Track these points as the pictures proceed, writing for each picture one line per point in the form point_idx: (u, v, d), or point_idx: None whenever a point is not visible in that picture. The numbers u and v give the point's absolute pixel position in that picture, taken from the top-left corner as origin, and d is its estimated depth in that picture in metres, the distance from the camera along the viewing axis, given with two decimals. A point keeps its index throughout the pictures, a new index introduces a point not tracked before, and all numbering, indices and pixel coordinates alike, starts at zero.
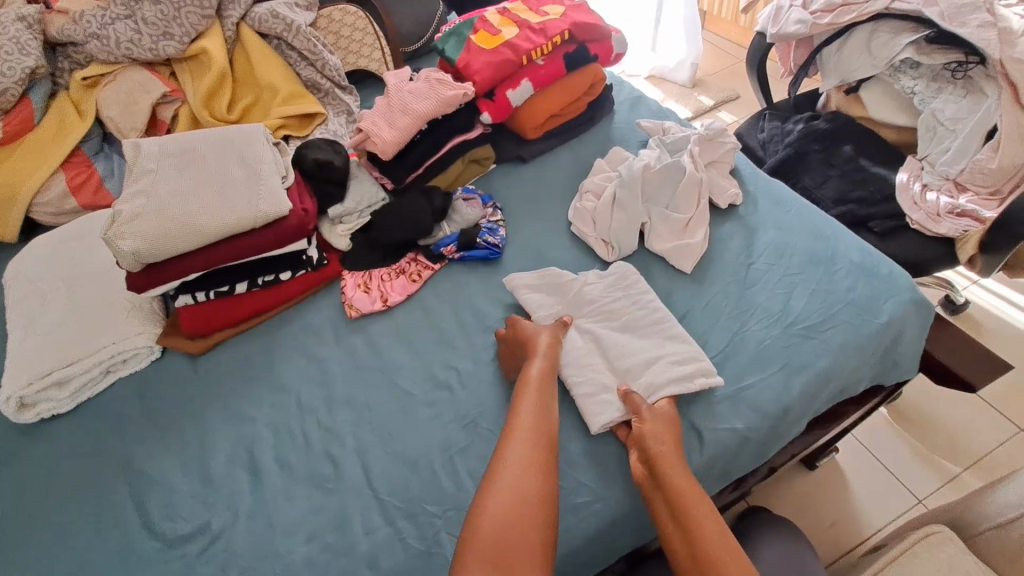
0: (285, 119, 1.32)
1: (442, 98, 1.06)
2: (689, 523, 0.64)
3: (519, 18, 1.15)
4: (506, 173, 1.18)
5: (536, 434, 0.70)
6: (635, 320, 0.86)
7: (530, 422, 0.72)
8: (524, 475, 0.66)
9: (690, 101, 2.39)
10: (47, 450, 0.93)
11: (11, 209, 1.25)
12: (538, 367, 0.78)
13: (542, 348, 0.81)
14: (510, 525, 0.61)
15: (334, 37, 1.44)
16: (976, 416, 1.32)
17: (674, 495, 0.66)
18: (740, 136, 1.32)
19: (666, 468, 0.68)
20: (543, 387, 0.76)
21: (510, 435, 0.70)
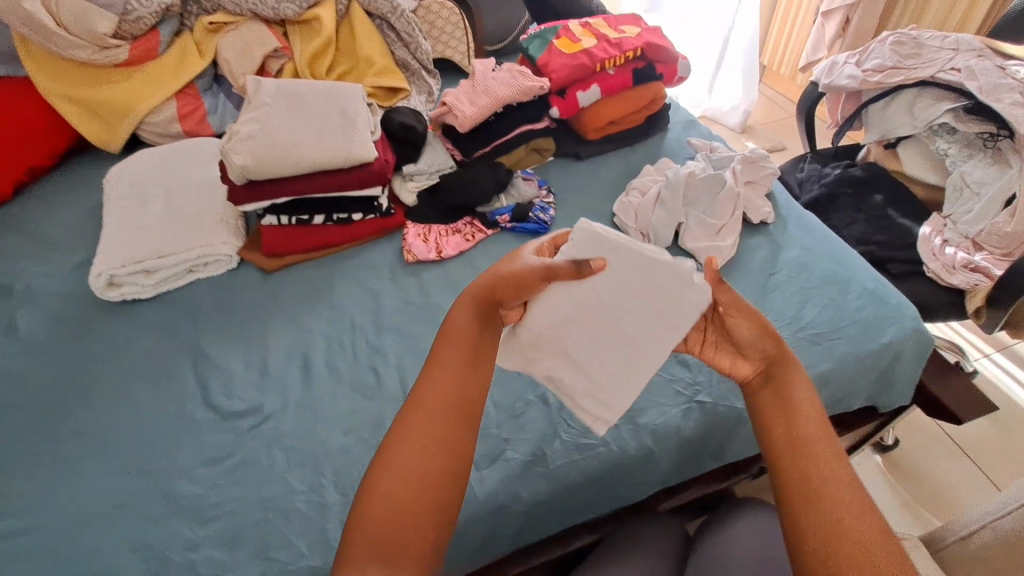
0: (373, 89, 1.49)
1: (521, 87, 1.19)
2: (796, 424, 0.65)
3: (599, 32, 1.29)
4: (562, 166, 1.31)
5: (447, 408, 0.63)
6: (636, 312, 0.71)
7: (433, 425, 0.62)
8: (416, 469, 0.60)
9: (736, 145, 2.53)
10: (129, 324, 1.07)
11: (124, 121, 1.43)
12: (455, 346, 0.67)
13: (461, 328, 0.68)
14: (402, 516, 0.57)
15: (429, 26, 1.60)
16: (965, 475, 1.37)
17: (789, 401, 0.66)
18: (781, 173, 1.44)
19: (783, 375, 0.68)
20: (464, 361, 0.66)
21: (413, 412, 0.63)
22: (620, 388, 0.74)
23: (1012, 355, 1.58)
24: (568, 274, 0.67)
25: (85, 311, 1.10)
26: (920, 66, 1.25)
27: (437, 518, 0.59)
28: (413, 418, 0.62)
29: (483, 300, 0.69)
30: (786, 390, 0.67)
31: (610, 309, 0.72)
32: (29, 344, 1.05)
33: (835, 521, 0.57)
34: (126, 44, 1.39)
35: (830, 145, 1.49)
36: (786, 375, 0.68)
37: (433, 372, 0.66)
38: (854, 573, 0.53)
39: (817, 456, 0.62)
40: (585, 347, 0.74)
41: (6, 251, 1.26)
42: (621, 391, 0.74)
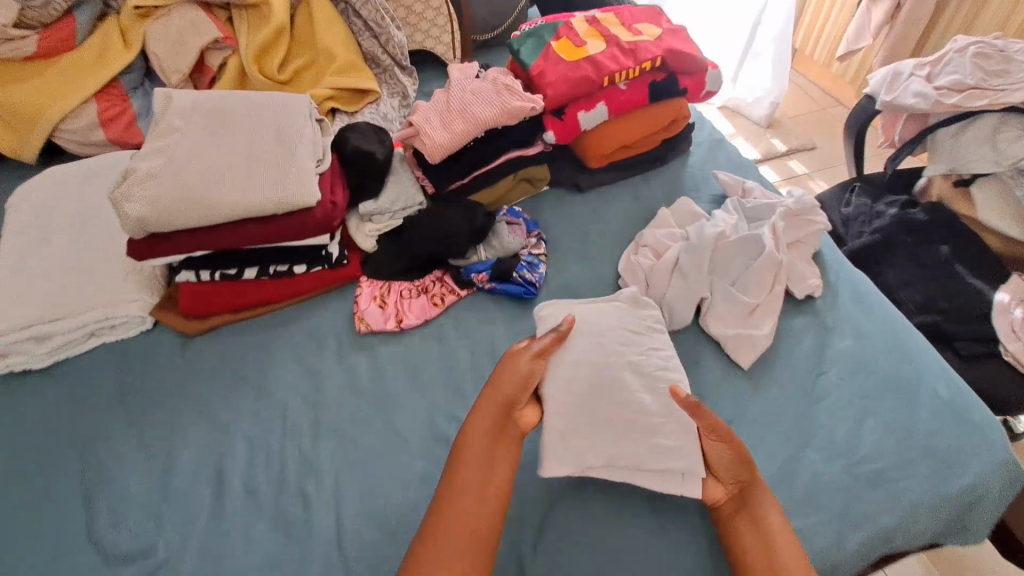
0: (336, 91, 1.23)
1: (507, 108, 0.93)
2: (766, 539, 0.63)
3: (609, 32, 1.02)
4: (556, 203, 1.08)
5: (474, 526, 0.62)
6: (629, 341, 0.76)
7: (450, 554, 0.59)
8: None
9: (760, 143, 2.25)
10: (16, 405, 0.87)
11: (35, 128, 1.19)
12: (476, 453, 0.66)
13: (484, 422, 0.68)
14: None
15: (405, 11, 1.33)
16: None
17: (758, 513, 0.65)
18: (823, 205, 1.24)
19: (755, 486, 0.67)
20: (488, 466, 0.66)
21: (437, 526, 0.61)
22: (676, 430, 0.70)
23: None
24: (553, 338, 0.73)
25: None
26: (1009, 87, 0.99)
27: None
28: (443, 535, 0.60)
29: (500, 404, 0.69)
30: (760, 514, 0.65)
31: (609, 351, 0.74)
32: None
33: None
34: (34, 35, 1.15)
35: (882, 171, 1.24)
36: (757, 491, 0.67)
37: (457, 483, 0.64)
38: None
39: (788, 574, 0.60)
40: (622, 392, 0.71)
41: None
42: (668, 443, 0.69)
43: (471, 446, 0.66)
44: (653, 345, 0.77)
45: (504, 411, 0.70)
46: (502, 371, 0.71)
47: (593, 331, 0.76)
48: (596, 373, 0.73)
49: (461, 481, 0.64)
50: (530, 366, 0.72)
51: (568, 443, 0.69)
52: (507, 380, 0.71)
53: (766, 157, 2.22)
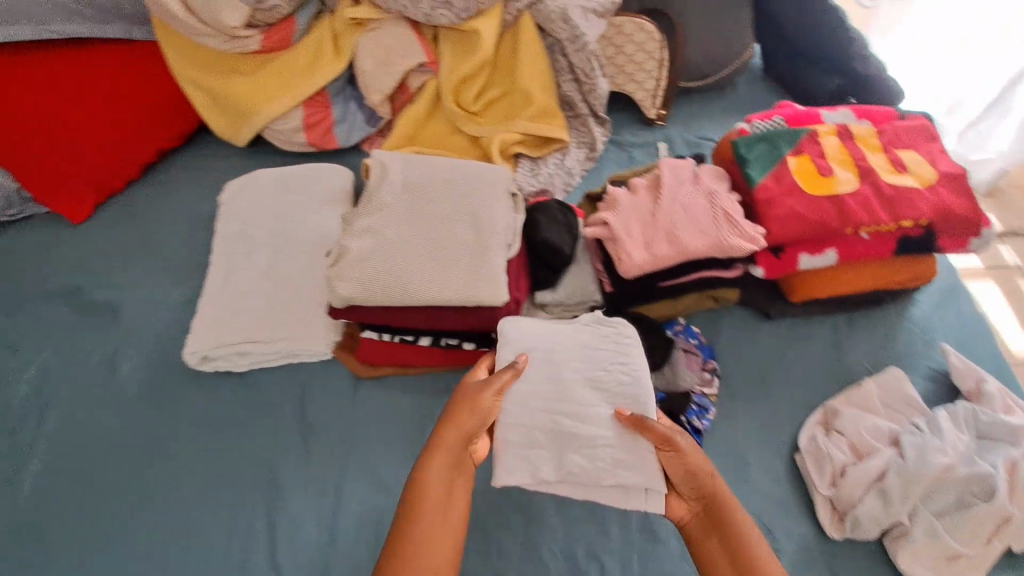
0: (525, 135, 1.19)
1: (720, 242, 0.84)
2: (738, 557, 0.69)
3: (864, 163, 0.87)
4: (739, 325, 1.00)
5: (453, 516, 0.72)
6: (592, 359, 0.82)
7: (433, 535, 0.69)
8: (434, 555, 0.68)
9: None
10: (220, 409, 1.01)
11: (247, 123, 1.24)
12: (439, 471, 0.72)
13: (446, 439, 0.74)
14: None
15: (613, 51, 1.22)
16: None
17: (728, 533, 0.71)
18: None
19: (726, 500, 0.73)
20: (449, 472, 0.73)
21: (410, 521, 0.69)
22: (632, 447, 0.76)
23: None
24: (512, 374, 0.77)
25: (181, 372, 1.06)
26: None
27: None
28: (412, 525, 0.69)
29: (463, 433, 0.75)
30: (732, 526, 0.71)
31: (563, 370, 0.81)
32: (129, 399, 1.04)
33: None
34: (258, 34, 1.15)
35: None
36: (728, 514, 0.72)
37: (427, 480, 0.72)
38: None
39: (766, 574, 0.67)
40: (577, 408, 0.78)
41: (122, 254, 1.22)
42: (636, 458, 0.75)
43: (442, 453, 0.74)
44: (620, 364, 0.81)
45: (463, 445, 0.75)
46: (458, 398, 0.77)
47: (549, 362, 0.82)
48: (552, 401, 0.79)
49: (428, 488, 0.71)
50: (488, 399, 0.77)
51: (525, 450, 0.77)
52: (466, 409, 0.76)
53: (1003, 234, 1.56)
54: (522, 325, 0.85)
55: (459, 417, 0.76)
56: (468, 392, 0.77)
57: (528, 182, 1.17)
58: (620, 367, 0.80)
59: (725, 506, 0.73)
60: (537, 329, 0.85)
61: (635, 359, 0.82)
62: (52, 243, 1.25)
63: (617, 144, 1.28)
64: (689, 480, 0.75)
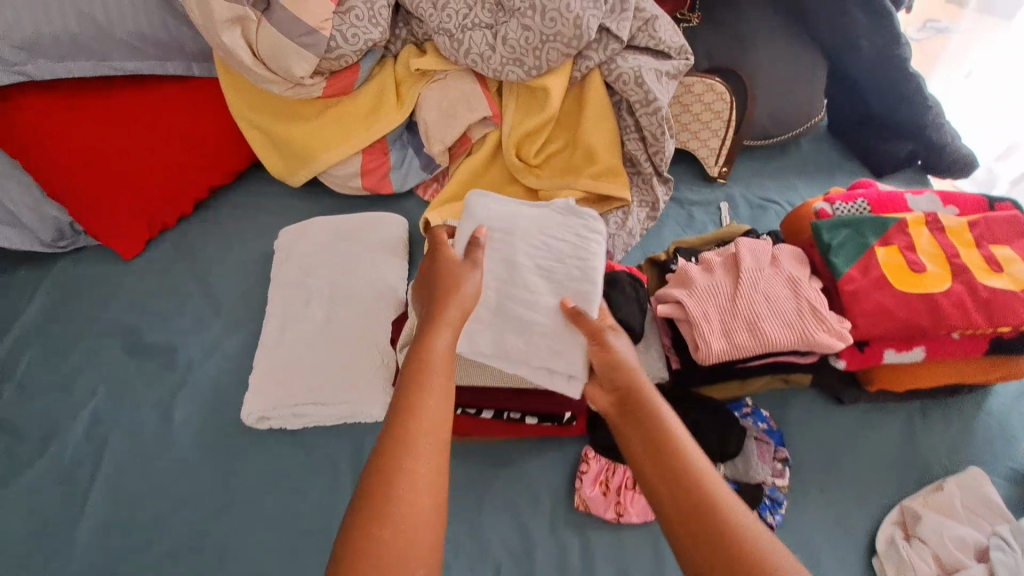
0: (586, 193, 1.16)
1: (806, 338, 0.81)
2: (656, 440, 0.64)
3: (957, 258, 0.84)
4: (809, 409, 0.97)
5: (439, 389, 0.66)
6: (549, 250, 0.83)
7: (426, 407, 0.64)
8: (430, 433, 0.62)
9: None
10: (276, 470, 0.99)
11: (304, 167, 1.23)
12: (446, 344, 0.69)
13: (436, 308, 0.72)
14: (421, 473, 0.60)
15: (679, 109, 1.20)
16: None
17: (646, 419, 0.67)
18: None
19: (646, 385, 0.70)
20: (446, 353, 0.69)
21: (407, 390, 0.65)
22: (569, 333, 0.78)
23: None
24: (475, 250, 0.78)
25: (235, 427, 1.03)
26: None
27: (434, 478, 0.60)
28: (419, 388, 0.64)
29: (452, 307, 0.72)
30: (649, 410, 0.67)
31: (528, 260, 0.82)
32: (183, 455, 1.01)
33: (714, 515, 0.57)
34: (322, 81, 1.13)
35: None
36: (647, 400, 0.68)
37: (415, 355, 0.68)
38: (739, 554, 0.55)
39: (684, 455, 0.62)
40: (525, 295, 0.80)
41: (170, 291, 1.20)
42: (569, 347, 0.78)
43: (450, 326, 0.71)
44: (578, 259, 0.82)
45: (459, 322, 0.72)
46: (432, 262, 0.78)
47: (508, 246, 0.83)
48: (502, 282, 0.81)
49: (437, 351, 0.68)
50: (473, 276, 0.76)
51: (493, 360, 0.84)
52: (443, 278, 0.75)
53: None
54: (489, 209, 0.86)
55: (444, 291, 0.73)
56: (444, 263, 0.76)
57: None
58: (575, 260, 0.82)
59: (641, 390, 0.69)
60: (506, 216, 0.86)
61: (594, 256, 0.83)
62: (104, 280, 1.22)
63: (677, 201, 1.25)
64: (611, 368, 0.73)
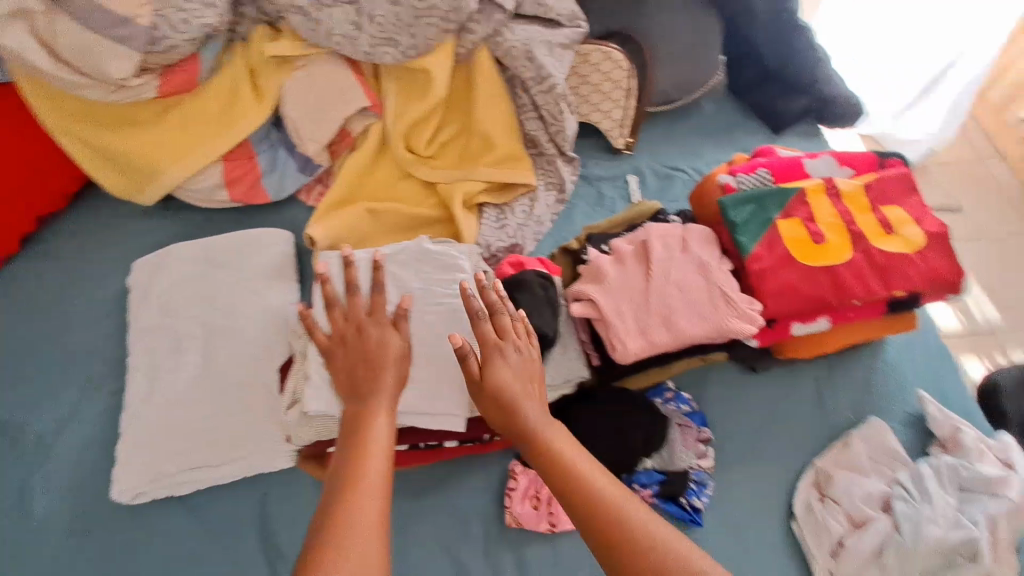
0: (489, 183, 1.07)
1: (720, 326, 0.79)
2: (526, 431, 0.69)
3: (853, 225, 0.84)
4: (729, 383, 0.98)
5: (387, 412, 0.70)
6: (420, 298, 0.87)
7: (377, 434, 0.68)
8: (382, 455, 0.65)
9: None
10: (166, 546, 0.86)
11: (154, 183, 1.03)
12: (389, 375, 0.73)
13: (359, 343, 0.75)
14: (375, 491, 0.61)
15: (577, 80, 1.12)
16: None
17: (517, 415, 0.70)
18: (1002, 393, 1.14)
19: (514, 384, 0.72)
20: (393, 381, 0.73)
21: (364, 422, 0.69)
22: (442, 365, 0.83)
23: None
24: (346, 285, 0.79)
25: (110, 504, 0.88)
26: None
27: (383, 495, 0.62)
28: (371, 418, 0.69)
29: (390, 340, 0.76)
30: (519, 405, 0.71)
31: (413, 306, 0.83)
32: (50, 551, 0.85)
33: (581, 490, 0.64)
34: (153, 81, 0.94)
35: None
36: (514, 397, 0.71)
37: (374, 388, 0.72)
38: (607, 523, 0.61)
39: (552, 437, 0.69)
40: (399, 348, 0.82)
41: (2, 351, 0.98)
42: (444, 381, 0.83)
43: (382, 390, 0.72)
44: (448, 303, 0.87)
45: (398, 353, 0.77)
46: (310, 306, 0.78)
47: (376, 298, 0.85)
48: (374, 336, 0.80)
49: (375, 409, 0.70)
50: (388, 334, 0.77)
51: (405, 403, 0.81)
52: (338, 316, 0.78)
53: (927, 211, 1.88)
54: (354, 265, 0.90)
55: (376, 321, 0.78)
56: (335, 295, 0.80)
57: (495, 238, 1.06)
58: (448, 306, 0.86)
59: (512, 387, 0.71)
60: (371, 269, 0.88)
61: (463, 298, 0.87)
62: None
63: (584, 178, 1.19)
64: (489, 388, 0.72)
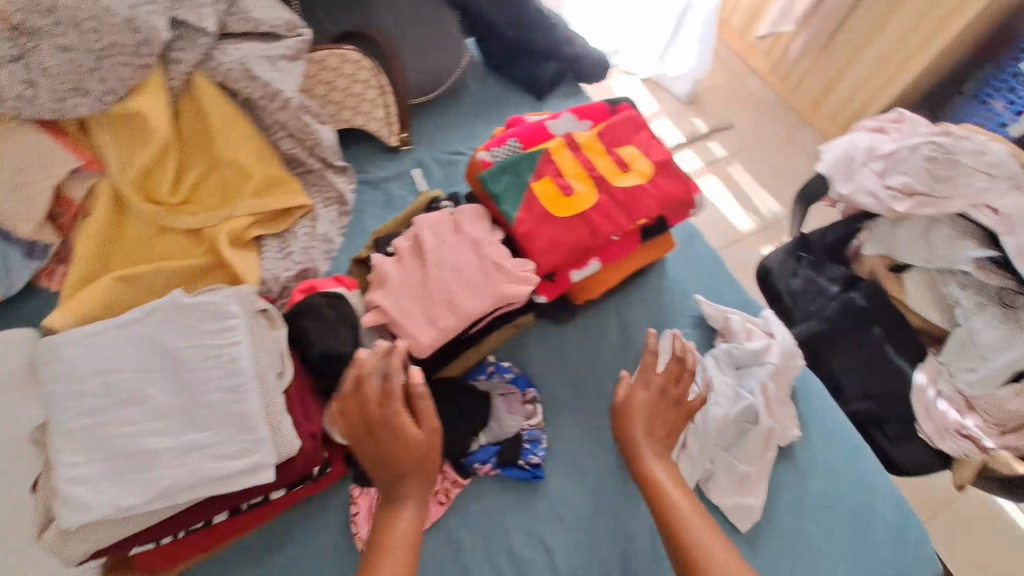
0: (256, 215, 1.00)
1: (499, 295, 0.83)
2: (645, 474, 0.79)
3: (593, 171, 0.92)
4: (543, 339, 1.05)
5: (415, 477, 0.70)
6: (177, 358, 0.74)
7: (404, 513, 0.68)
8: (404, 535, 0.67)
9: (683, 123, 2.39)
10: None
11: None
12: (420, 432, 0.70)
13: (369, 417, 0.70)
14: None
15: (325, 89, 1.06)
16: None
17: (639, 466, 0.80)
18: (771, 276, 1.38)
19: (636, 437, 0.82)
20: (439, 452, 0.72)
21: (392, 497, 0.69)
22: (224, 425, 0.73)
23: None
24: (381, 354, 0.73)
25: None
26: (952, 196, 1.12)
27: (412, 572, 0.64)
28: (405, 491, 0.69)
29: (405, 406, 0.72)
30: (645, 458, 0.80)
31: (180, 367, 0.74)
32: None
33: (666, 524, 0.73)
34: None
35: (824, 232, 1.36)
36: (640, 449, 0.81)
37: (387, 452, 0.70)
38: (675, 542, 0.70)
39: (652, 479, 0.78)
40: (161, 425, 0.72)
41: None
42: (229, 440, 0.72)
43: (414, 467, 0.70)
44: (214, 354, 0.74)
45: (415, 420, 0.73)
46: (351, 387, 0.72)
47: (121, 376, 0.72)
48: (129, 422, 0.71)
49: (409, 490, 0.70)
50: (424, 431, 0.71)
51: (182, 482, 0.69)
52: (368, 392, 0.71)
53: (691, 138, 2.35)
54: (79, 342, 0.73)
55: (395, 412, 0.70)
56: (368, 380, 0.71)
57: (282, 268, 1.00)
58: (213, 356, 0.74)
59: (639, 445, 0.81)
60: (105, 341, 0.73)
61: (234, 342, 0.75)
62: None
63: (369, 183, 1.16)
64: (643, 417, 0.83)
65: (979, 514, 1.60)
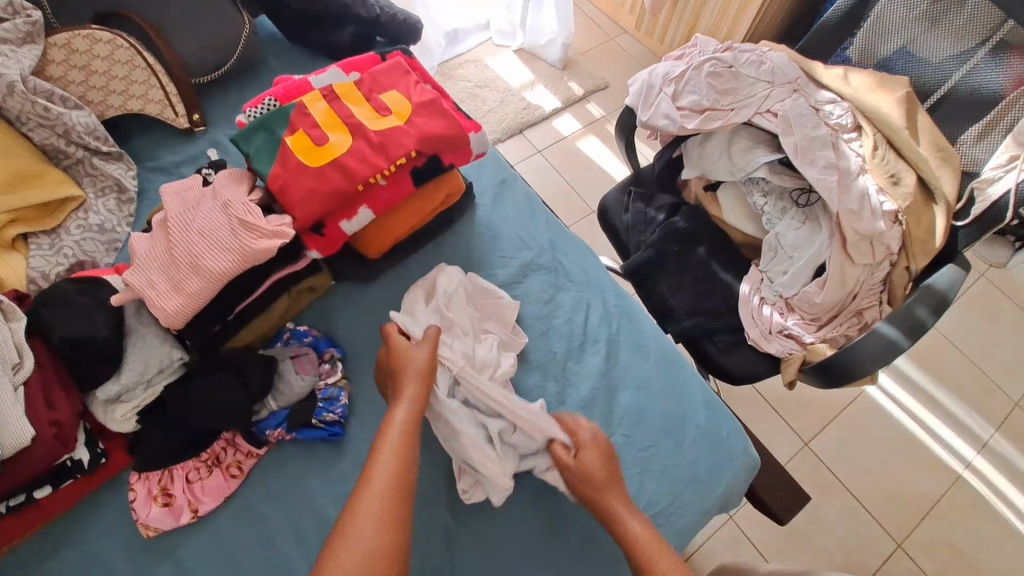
0: (16, 212, 0.92)
1: (247, 251, 0.80)
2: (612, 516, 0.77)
3: (348, 118, 0.91)
4: (349, 300, 1.03)
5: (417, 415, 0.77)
6: None
7: (394, 439, 0.72)
8: (387, 460, 0.69)
9: (559, 87, 2.41)
10: None
11: None
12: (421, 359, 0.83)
13: (413, 367, 0.83)
14: (374, 508, 0.63)
15: (79, 73, 1.01)
16: (777, 435, 1.65)
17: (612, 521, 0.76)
18: (607, 211, 1.38)
19: (608, 482, 0.80)
20: (420, 389, 0.80)
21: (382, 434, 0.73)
22: None
23: (896, 376, 1.75)
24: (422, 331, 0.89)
25: None
26: (737, 107, 1.17)
27: (394, 489, 0.66)
28: (392, 422, 0.75)
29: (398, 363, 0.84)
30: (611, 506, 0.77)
31: None
32: None
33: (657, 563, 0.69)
34: None
35: (653, 164, 1.38)
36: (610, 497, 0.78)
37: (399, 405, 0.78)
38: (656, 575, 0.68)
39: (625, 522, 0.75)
40: None
41: None
42: None
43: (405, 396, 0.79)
44: None
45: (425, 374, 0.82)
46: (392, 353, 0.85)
47: None
48: None
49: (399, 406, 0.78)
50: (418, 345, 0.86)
51: None
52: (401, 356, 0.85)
53: (567, 103, 2.38)
54: None
55: (417, 372, 0.82)
56: (406, 347, 0.86)
57: (52, 265, 0.94)
58: None
59: (607, 493, 0.78)
60: None
61: None
62: None
63: (161, 169, 1.12)
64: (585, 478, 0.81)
65: (855, 415, 1.69)
